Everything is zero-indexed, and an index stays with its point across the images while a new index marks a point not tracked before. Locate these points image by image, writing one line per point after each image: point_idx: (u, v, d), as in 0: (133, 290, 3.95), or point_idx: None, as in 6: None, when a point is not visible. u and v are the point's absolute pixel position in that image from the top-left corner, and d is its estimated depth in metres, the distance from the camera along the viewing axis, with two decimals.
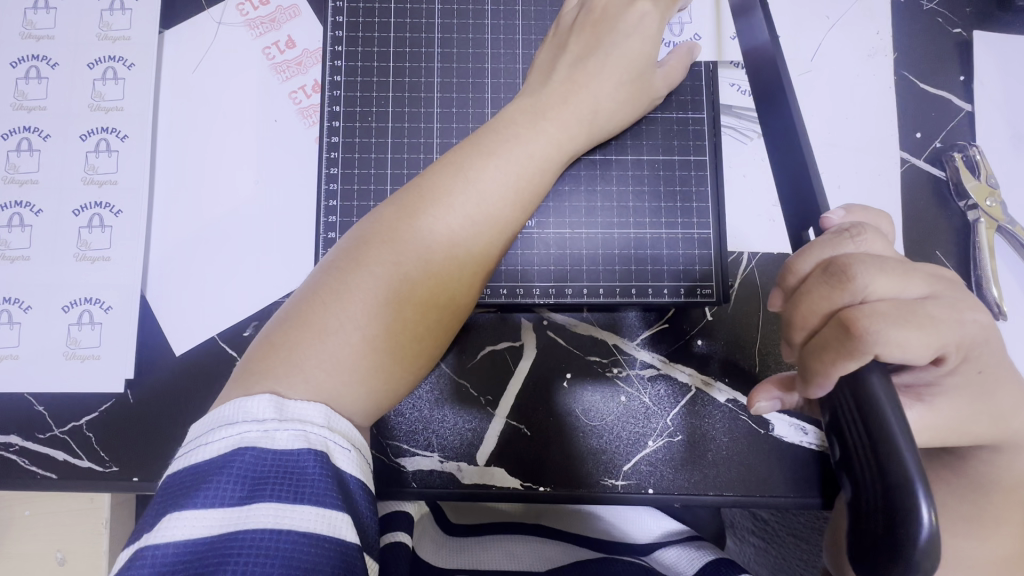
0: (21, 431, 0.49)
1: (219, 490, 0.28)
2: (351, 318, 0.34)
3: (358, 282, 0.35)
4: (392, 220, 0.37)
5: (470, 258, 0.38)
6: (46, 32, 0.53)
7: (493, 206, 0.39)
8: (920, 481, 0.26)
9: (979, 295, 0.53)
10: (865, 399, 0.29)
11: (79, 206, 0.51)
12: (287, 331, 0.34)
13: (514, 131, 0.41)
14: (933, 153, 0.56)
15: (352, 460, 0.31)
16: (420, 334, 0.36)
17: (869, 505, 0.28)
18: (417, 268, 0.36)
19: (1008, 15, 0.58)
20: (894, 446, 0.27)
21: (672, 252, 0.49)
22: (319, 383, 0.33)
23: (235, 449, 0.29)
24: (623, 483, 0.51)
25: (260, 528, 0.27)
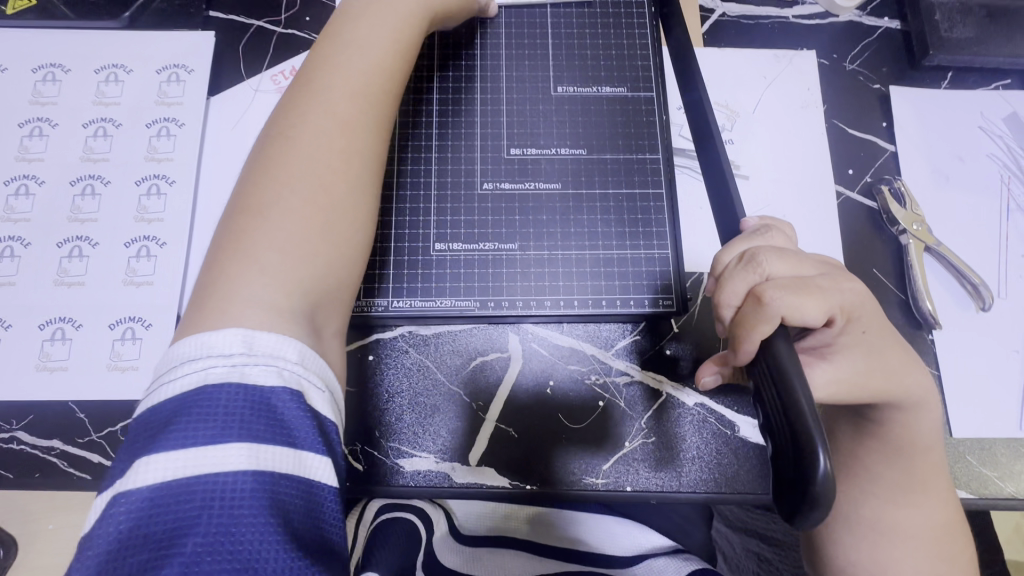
0: (63, 437, 0.55)
1: (195, 431, 0.32)
2: (280, 230, 0.41)
3: (288, 185, 0.42)
4: (297, 130, 0.44)
5: (372, 129, 0.47)
6: (114, 100, 0.64)
7: (381, 54, 0.49)
8: (817, 426, 0.33)
9: (915, 307, 0.60)
10: (776, 365, 0.36)
11: (130, 239, 0.60)
12: (232, 239, 0.40)
13: (357, 38, 0.49)
14: (865, 187, 0.65)
15: (323, 398, 0.37)
16: (347, 168, 0.45)
17: (783, 449, 0.34)
18: (324, 181, 0.44)
19: (918, 72, 0.69)
20: (796, 398, 0.34)
21: (637, 270, 0.58)
22: (272, 273, 0.39)
23: (208, 385, 0.33)
24: (602, 481, 0.55)
25: (235, 467, 0.31)
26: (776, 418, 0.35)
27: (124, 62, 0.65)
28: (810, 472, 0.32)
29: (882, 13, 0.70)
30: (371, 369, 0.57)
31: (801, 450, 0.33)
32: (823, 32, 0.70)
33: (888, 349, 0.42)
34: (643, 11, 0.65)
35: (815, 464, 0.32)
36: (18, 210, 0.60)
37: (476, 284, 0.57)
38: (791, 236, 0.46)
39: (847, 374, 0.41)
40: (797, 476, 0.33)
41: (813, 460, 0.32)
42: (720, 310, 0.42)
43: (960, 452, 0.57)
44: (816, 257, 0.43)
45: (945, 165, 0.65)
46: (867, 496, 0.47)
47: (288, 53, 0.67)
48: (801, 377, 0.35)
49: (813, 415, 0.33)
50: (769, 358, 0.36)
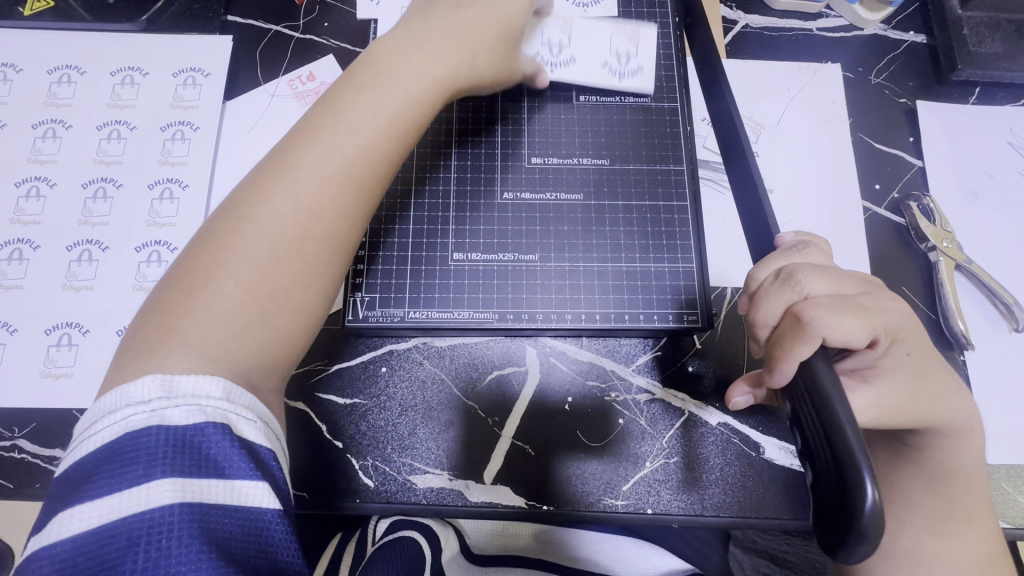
0: (65, 445, 0.54)
1: (115, 476, 0.32)
2: (207, 315, 0.38)
3: (232, 259, 0.39)
4: (259, 203, 0.41)
5: (338, 219, 0.42)
6: (129, 102, 0.63)
7: (373, 138, 0.43)
8: (863, 454, 0.31)
9: (946, 327, 0.58)
10: (816, 387, 0.34)
11: (140, 244, 0.59)
12: (170, 303, 0.39)
13: (353, 114, 0.43)
14: (892, 203, 0.63)
15: (255, 428, 0.36)
16: (299, 260, 0.41)
17: (824, 477, 0.32)
18: (265, 275, 0.40)
19: (946, 87, 0.67)
20: (836, 422, 0.32)
21: (660, 283, 0.56)
22: (198, 349, 0.37)
23: (128, 431, 0.33)
24: (622, 503, 0.53)
25: (160, 503, 0.31)
26: (817, 444, 0.33)
27: (140, 65, 0.65)
28: (854, 501, 0.30)
29: (909, 27, 0.69)
30: (384, 380, 0.56)
31: (845, 481, 0.31)
32: (849, 45, 0.69)
33: (931, 370, 0.40)
34: (667, 21, 0.65)
35: (861, 493, 0.30)
36: (28, 212, 0.59)
37: (495, 294, 0.56)
38: (827, 253, 0.44)
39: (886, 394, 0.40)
40: (841, 506, 0.31)
41: (858, 488, 0.30)
42: (755, 329, 0.41)
43: (996, 479, 0.54)
44: (854, 274, 0.41)
45: (976, 182, 0.64)
46: (905, 526, 0.44)
47: (306, 59, 0.66)
48: (843, 399, 0.33)
49: (856, 441, 0.31)
50: (807, 378, 0.35)
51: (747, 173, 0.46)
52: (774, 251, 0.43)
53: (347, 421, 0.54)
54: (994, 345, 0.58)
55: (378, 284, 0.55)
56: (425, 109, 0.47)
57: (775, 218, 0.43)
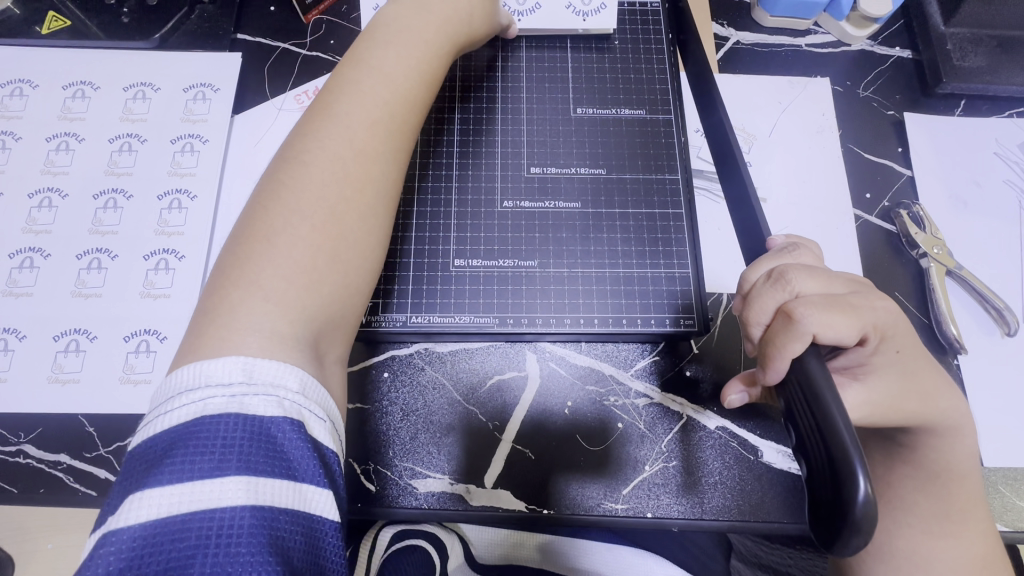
0: (70, 451, 0.54)
1: (191, 463, 0.31)
2: (281, 267, 0.40)
3: (294, 210, 0.42)
4: (308, 152, 0.44)
5: (388, 159, 0.46)
6: (141, 116, 0.65)
7: (401, 83, 0.48)
8: (854, 445, 0.31)
9: (939, 331, 0.59)
10: (807, 382, 0.35)
11: (149, 252, 0.60)
12: (237, 257, 0.40)
13: (373, 69, 0.48)
14: (883, 211, 0.65)
15: (324, 429, 0.36)
16: (356, 200, 0.44)
17: (819, 470, 0.33)
18: (332, 220, 0.42)
19: (933, 100, 0.70)
20: (830, 416, 0.33)
21: (657, 289, 0.57)
22: (277, 298, 0.39)
23: (205, 416, 0.33)
24: (623, 506, 0.54)
25: (233, 503, 0.30)
26: (810, 438, 0.34)
27: (152, 81, 0.67)
28: (848, 493, 0.31)
29: (894, 42, 0.72)
30: (386, 386, 0.56)
31: (837, 473, 0.31)
32: (837, 61, 0.71)
33: (920, 368, 0.41)
34: (661, 37, 0.67)
35: (854, 483, 0.31)
36: (41, 222, 0.61)
37: (495, 300, 0.57)
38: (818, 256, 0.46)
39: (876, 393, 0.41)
40: (836, 499, 0.31)
41: (851, 480, 0.31)
42: (749, 328, 0.42)
43: (992, 482, 0.55)
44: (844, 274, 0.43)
45: (964, 191, 0.65)
46: (902, 527, 0.45)
47: (312, 75, 0.68)
48: (834, 392, 0.34)
49: (848, 433, 0.32)
50: (801, 375, 0.36)
51: (739, 181, 0.48)
52: (765, 253, 0.44)
53: (348, 426, 0.55)
54: (988, 350, 0.59)
55: (382, 289, 0.57)
56: (437, 59, 0.52)
57: (766, 224, 0.45)
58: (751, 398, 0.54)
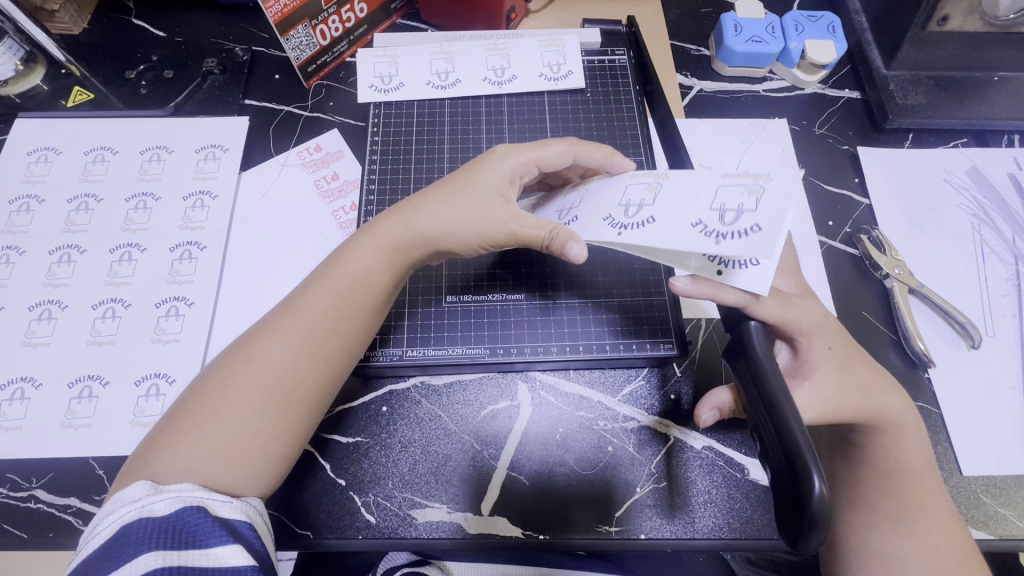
0: (80, 494, 0.56)
1: (114, 559, 0.39)
2: (216, 423, 0.47)
3: (253, 365, 0.49)
4: (288, 309, 0.51)
5: (315, 377, 0.50)
6: (155, 176, 0.71)
7: (323, 354, 0.51)
8: (811, 449, 0.35)
9: (907, 345, 0.63)
10: (767, 394, 0.38)
11: (160, 300, 0.64)
12: (205, 388, 0.49)
13: (331, 278, 0.52)
14: (845, 236, 0.69)
15: (231, 508, 0.45)
16: (297, 374, 0.49)
17: (781, 475, 0.36)
18: (268, 391, 0.48)
19: (883, 134, 0.76)
20: (783, 419, 0.37)
21: (638, 318, 0.61)
22: (209, 452, 0.46)
23: (122, 524, 0.41)
24: (616, 529, 0.55)
25: (149, 571, 0.38)
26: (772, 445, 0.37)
27: (167, 144, 0.73)
28: (807, 494, 0.34)
29: (843, 85, 0.79)
30: (384, 419, 0.59)
31: (797, 476, 0.34)
32: (792, 103, 0.78)
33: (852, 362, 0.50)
34: (629, 89, 0.74)
35: (812, 485, 0.34)
36: (59, 276, 0.65)
37: (487, 332, 0.61)
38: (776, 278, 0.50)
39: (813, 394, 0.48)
40: (796, 500, 0.34)
41: (809, 479, 0.34)
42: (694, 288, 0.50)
43: (974, 491, 0.57)
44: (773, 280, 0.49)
45: (919, 215, 0.70)
46: (869, 526, 0.50)
47: (314, 133, 0.75)
48: (791, 403, 0.38)
49: (805, 439, 0.35)
50: (756, 384, 0.39)
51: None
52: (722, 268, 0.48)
53: (349, 459, 0.57)
54: (955, 362, 0.62)
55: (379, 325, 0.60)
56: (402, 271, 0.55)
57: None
58: (721, 415, 0.57)
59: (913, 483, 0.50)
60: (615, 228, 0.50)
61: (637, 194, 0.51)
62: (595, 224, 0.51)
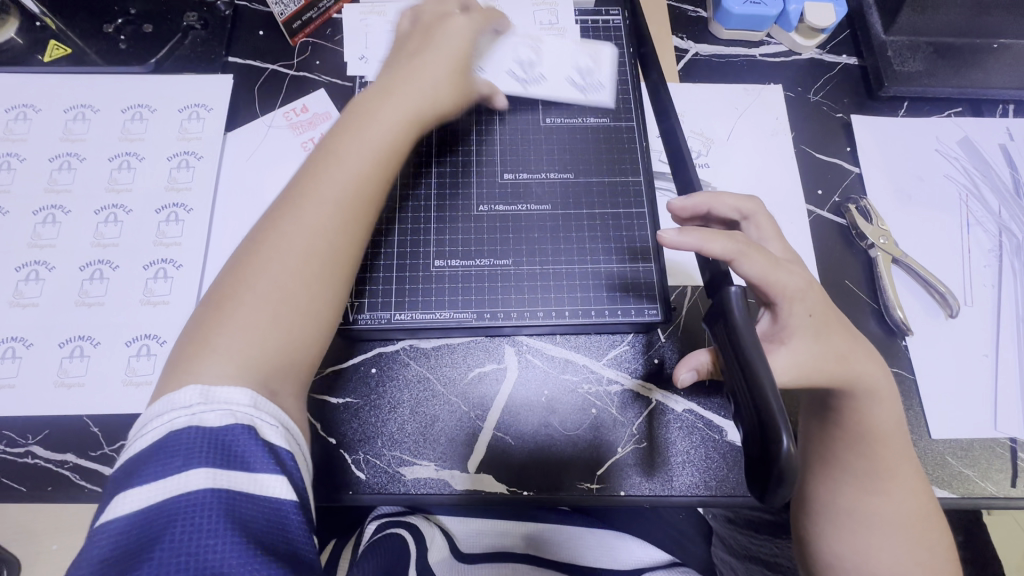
0: (77, 450, 0.57)
1: (161, 466, 0.38)
2: (248, 309, 0.45)
3: (275, 246, 0.47)
4: (293, 193, 0.49)
5: (344, 249, 0.49)
6: (138, 135, 0.70)
7: (346, 226, 0.49)
8: (781, 409, 0.36)
9: (886, 313, 0.64)
10: (743, 357, 0.40)
11: (148, 262, 0.64)
12: (233, 280, 0.47)
13: (337, 155, 0.50)
14: (834, 206, 0.70)
15: (276, 432, 0.42)
16: (329, 245, 0.48)
17: (752, 433, 0.38)
18: (300, 265, 0.47)
19: (877, 102, 0.75)
20: (757, 382, 0.38)
21: (625, 284, 0.61)
22: (244, 339, 0.45)
23: (171, 430, 0.39)
24: (598, 486, 0.57)
25: (198, 489, 0.37)
26: (745, 406, 0.38)
27: (149, 103, 0.71)
28: (774, 451, 0.35)
29: (841, 50, 0.77)
30: (374, 381, 0.60)
31: (766, 434, 0.36)
32: (788, 69, 0.76)
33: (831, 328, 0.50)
34: (623, 52, 0.72)
35: (779, 441, 0.35)
36: (45, 236, 0.64)
37: (474, 297, 0.61)
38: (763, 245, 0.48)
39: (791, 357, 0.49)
40: (764, 455, 0.36)
41: (777, 436, 0.35)
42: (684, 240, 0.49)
43: (941, 453, 0.59)
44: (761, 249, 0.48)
45: (908, 184, 0.71)
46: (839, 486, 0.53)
47: (300, 93, 0.73)
48: (766, 366, 0.39)
49: (776, 400, 0.37)
50: (734, 350, 0.41)
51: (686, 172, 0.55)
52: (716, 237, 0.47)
53: (340, 418, 0.59)
54: (932, 330, 0.64)
55: (367, 288, 0.61)
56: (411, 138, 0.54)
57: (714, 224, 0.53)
58: (699, 375, 0.58)
59: (887, 447, 0.51)
60: (518, 81, 0.68)
61: (527, 54, 0.69)
62: (501, 77, 0.68)
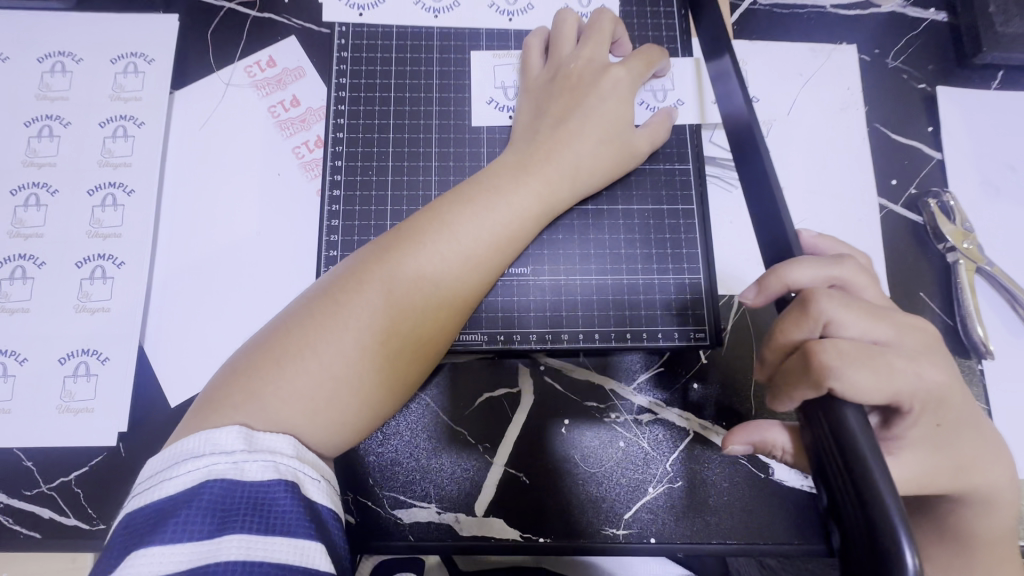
0: (7, 489, 0.48)
1: (185, 523, 0.30)
2: (329, 358, 0.38)
3: (383, 283, 0.40)
4: (404, 236, 0.43)
5: (452, 312, 0.42)
6: (61, 94, 0.55)
7: (464, 283, 0.43)
8: (901, 519, 0.27)
9: (963, 333, 0.55)
10: (848, 442, 0.31)
11: (82, 258, 0.52)
12: (321, 306, 0.40)
13: (476, 200, 0.45)
14: (909, 200, 0.59)
15: (320, 489, 0.35)
16: (417, 315, 0.41)
17: (854, 542, 0.29)
18: (399, 320, 0.40)
19: (968, 71, 0.62)
20: (870, 473, 0.29)
21: (665, 297, 0.52)
22: (316, 391, 0.37)
23: (205, 482, 0.32)
24: (624, 532, 0.50)
25: (229, 561, 0.29)
26: (845, 506, 0.30)
27: (72, 50, 0.56)
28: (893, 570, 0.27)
29: (929, 3, 0.63)
30: None
31: (878, 546, 0.27)
32: (864, 25, 0.63)
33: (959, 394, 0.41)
34: None
35: (901, 557, 0.27)
36: None
37: (483, 314, 0.51)
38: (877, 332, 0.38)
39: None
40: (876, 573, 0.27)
41: (897, 550, 0.27)
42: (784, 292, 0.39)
43: None
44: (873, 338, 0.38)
45: (998, 175, 0.59)
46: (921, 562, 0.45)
47: (265, 40, 0.58)
48: (879, 457, 0.30)
49: (894, 504, 0.28)
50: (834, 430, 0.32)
51: (758, 165, 0.44)
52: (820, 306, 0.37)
53: None
54: (1013, 353, 0.55)
55: None
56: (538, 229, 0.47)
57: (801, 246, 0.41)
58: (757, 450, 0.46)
59: (969, 514, 0.44)
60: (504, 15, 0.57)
61: None
62: (482, 13, 0.57)
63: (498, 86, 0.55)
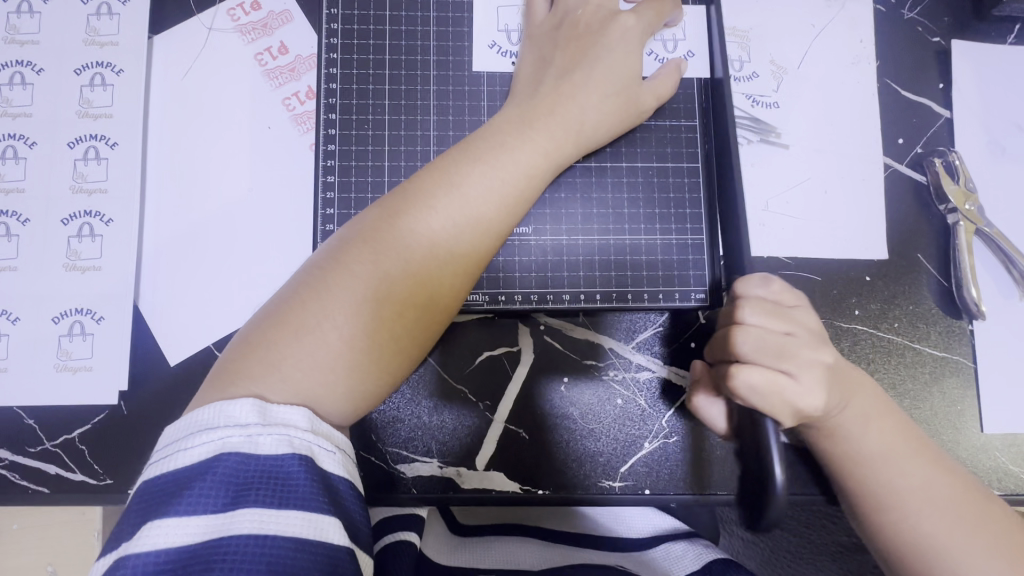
0: (10, 446, 0.48)
1: (202, 496, 0.31)
2: (333, 321, 0.37)
3: (390, 245, 0.39)
4: (411, 198, 0.41)
5: (459, 272, 0.41)
6: (30, 37, 0.52)
7: (471, 241, 0.41)
8: (777, 453, 0.36)
9: (957, 294, 0.55)
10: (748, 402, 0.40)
11: (67, 215, 0.50)
12: (327, 271, 0.39)
13: (482, 155, 0.43)
14: (914, 158, 0.58)
15: (335, 460, 0.35)
16: (425, 276, 0.40)
17: (752, 474, 0.37)
18: (406, 282, 0.39)
19: (985, 24, 0.60)
20: (763, 421, 0.38)
21: (666, 257, 0.52)
22: (324, 354, 0.37)
23: (222, 453, 0.32)
24: (620, 485, 0.51)
25: (242, 533, 0.30)
26: (747, 449, 0.38)
27: None
28: (767, 485, 0.35)
29: None
30: None
31: (760, 471, 0.36)
32: None
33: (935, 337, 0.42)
34: None
35: (773, 476, 0.35)
36: None
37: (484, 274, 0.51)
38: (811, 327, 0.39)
39: (754, 379, 0.38)
40: (760, 490, 0.35)
41: (770, 471, 0.35)
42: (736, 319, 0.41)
43: (993, 449, 0.54)
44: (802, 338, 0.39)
45: (1006, 135, 0.58)
46: None
47: None
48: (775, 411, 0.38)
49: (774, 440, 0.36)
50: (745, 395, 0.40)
51: None
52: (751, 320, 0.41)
53: None
54: (1003, 313, 0.56)
55: None
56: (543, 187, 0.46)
57: None
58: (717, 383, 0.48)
59: None
60: None
61: None
62: None
63: (502, 29, 0.53)
